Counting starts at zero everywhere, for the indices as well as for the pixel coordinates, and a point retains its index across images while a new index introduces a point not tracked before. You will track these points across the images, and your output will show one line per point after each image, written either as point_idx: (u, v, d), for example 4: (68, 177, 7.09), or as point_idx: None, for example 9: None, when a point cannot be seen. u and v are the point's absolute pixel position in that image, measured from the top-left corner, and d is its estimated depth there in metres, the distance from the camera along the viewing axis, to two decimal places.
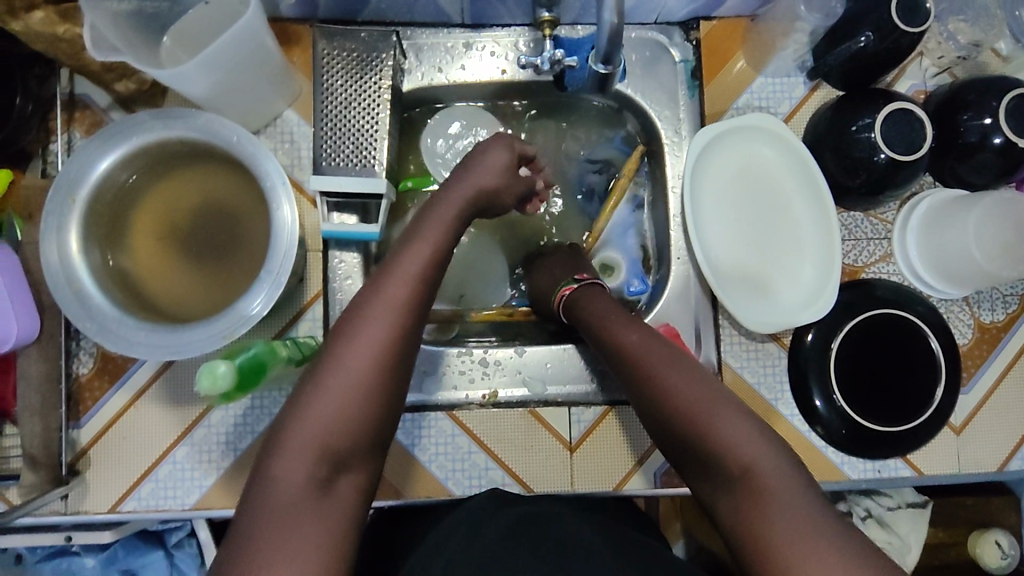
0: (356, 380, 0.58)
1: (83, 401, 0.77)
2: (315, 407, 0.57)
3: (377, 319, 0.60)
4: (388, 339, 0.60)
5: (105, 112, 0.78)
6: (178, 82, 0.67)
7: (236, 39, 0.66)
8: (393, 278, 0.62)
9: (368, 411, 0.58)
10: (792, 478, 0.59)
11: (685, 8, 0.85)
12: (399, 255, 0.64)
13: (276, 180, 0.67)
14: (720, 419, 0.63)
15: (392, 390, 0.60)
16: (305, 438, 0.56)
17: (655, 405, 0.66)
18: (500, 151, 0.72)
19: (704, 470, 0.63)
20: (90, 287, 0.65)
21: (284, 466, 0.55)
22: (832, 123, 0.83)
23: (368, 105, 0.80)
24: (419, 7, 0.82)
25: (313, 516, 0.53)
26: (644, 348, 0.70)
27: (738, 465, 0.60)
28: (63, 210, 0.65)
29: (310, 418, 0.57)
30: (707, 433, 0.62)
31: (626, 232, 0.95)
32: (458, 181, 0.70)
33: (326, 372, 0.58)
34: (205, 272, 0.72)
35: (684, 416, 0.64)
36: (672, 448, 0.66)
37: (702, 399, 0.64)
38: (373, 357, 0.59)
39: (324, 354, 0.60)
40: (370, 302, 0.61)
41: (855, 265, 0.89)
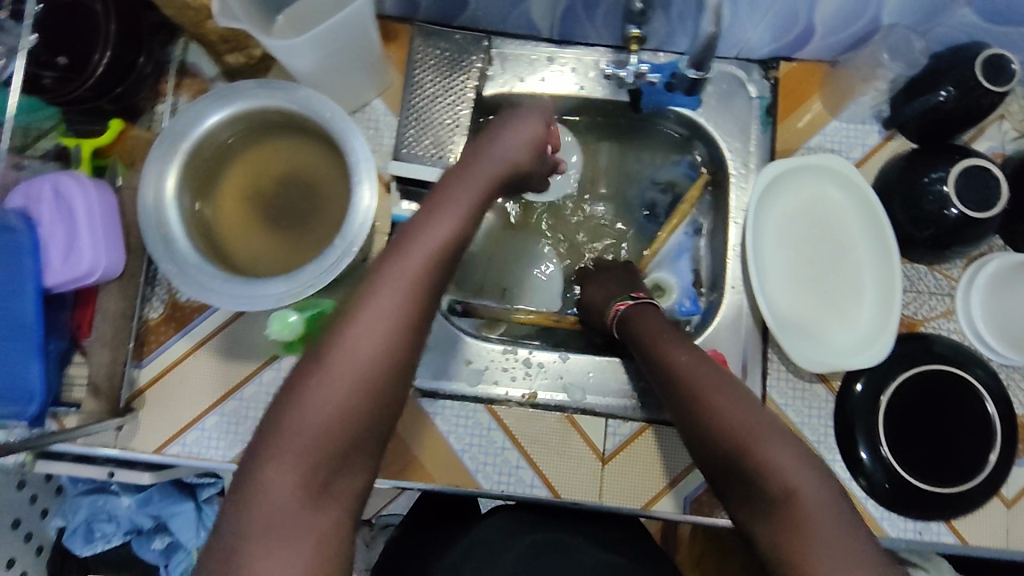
0: (358, 364, 0.53)
1: (148, 343, 0.81)
2: (314, 395, 0.52)
3: (387, 297, 0.54)
4: (397, 319, 0.54)
5: (211, 81, 0.85)
6: (286, 54, 0.72)
7: (343, 22, 0.71)
8: (409, 253, 0.56)
9: (373, 403, 0.53)
10: (837, 507, 0.57)
11: (767, 47, 0.88)
12: (414, 227, 0.58)
13: (360, 157, 0.71)
14: (764, 441, 0.60)
15: (397, 376, 0.54)
16: (301, 428, 0.51)
17: (698, 426, 0.64)
18: (531, 129, 0.70)
19: (744, 493, 0.60)
20: (176, 232, 0.70)
21: (274, 468, 0.50)
22: (904, 173, 0.83)
23: (451, 102, 0.86)
24: (511, 18, 0.87)
25: (305, 517, 0.50)
26: (692, 369, 0.67)
27: (780, 489, 0.57)
28: (164, 159, 0.70)
29: (306, 409, 0.51)
30: (750, 454, 0.59)
31: (682, 257, 0.96)
32: (487, 154, 0.66)
33: (331, 351, 0.53)
34: (282, 234, 0.76)
35: (728, 439, 0.61)
36: (710, 469, 0.63)
37: (748, 421, 0.61)
38: (380, 340, 0.53)
39: (326, 332, 0.54)
40: (381, 279, 0.55)
41: (915, 317, 0.87)
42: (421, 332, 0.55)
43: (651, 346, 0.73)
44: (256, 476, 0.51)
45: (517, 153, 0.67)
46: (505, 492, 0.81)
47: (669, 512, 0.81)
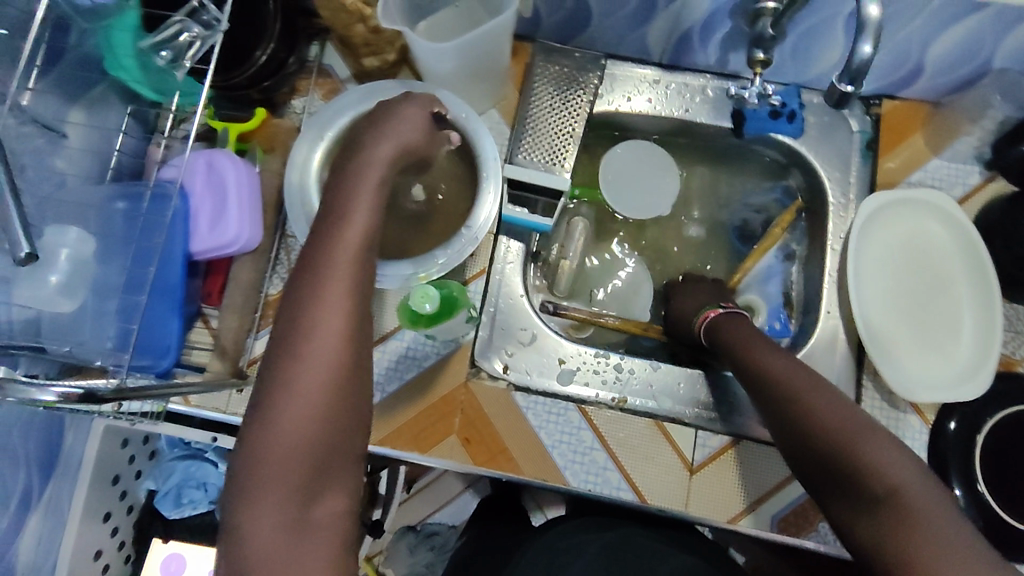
0: (312, 386, 0.52)
1: (265, 317, 0.86)
2: (273, 431, 0.51)
3: (320, 309, 0.54)
4: (334, 326, 0.53)
5: (343, 82, 0.92)
6: (432, 58, 0.79)
7: (488, 35, 0.78)
8: (334, 265, 0.56)
9: (330, 415, 0.52)
10: (945, 505, 0.53)
11: (874, 83, 0.91)
12: (326, 238, 0.57)
13: (489, 156, 0.78)
14: (867, 441, 0.57)
15: (353, 381, 0.54)
16: (275, 455, 0.50)
17: (794, 425, 0.62)
18: (417, 108, 0.67)
19: (856, 498, 0.56)
20: (316, 210, 0.75)
21: (253, 511, 0.49)
22: (1006, 214, 0.85)
23: (567, 115, 0.90)
24: (627, 41, 0.92)
25: (304, 536, 0.49)
26: (787, 372, 0.66)
27: (881, 485, 0.55)
28: (312, 143, 0.77)
29: (274, 436, 0.51)
30: (850, 454, 0.57)
31: (773, 280, 0.98)
32: (380, 137, 0.64)
33: (278, 386, 0.52)
34: (400, 225, 0.80)
35: (833, 440, 0.58)
36: (813, 474, 0.61)
37: (852, 423, 0.59)
38: (322, 359, 0.53)
39: (266, 368, 0.53)
40: (307, 296, 0.54)
41: (1012, 356, 0.86)
42: (360, 332, 0.55)
43: (743, 351, 0.72)
44: (239, 520, 0.50)
45: (408, 130, 0.65)
46: (593, 491, 0.82)
47: (755, 526, 0.81)
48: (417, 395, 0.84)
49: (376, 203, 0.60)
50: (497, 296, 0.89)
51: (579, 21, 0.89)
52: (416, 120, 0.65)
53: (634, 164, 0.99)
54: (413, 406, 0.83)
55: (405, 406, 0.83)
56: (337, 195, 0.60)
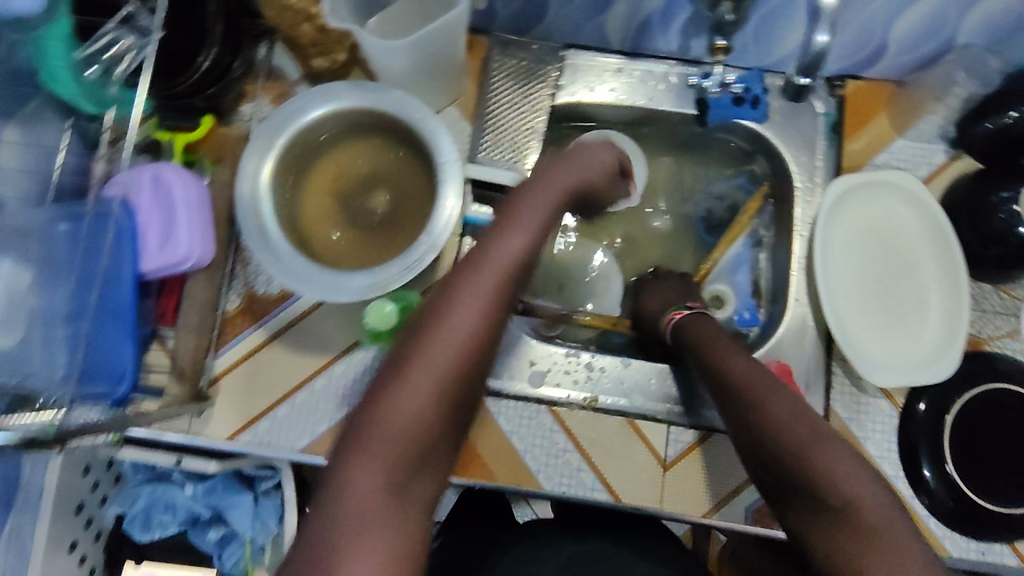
0: (445, 365, 0.60)
1: (225, 333, 0.84)
2: (402, 399, 0.58)
3: (461, 315, 0.61)
4: (468, 333, 0.61)
5: (293, 85, 0.89)
6: (381, 55, 0.75)
7: (440, 31, 0.75)
8: (486, 267, 0.63)
9: (444, 409, 0.60)
10: (898, 523, 0.57)
11: (835, 64, 0.89)
12: (482, 252, 0.65)
13: (448, 156, 0.74)
14: (824, 453, 0.60)
15: (462, 384, 0.61)
16: (388, 433, 0.57)
17: (757, 431, 0.64)
18: (602, 151, 0.78)
19: (805, 502, 0.60)
20: (269, 221, 0.72)
21: (364, 466, 0.56)
22: (971, 193, 0.85)
23: (528, 109, 0.88)
24: (585, 30, 0.89)
25: (376, 526, 0.53)
26: (751, 375, 0.68)
27: (841, 497, 0.58)
28: (261, 152, 0.73)
29: (391, 416, 0.58)
30: (811, 465, 0.60)
31: (742, 268, 0.97)
32: (547, 177, 0.72)
33: (415, 362, 0.59)
34: (364, 234, 0.79)
35: (790, 449, 0.61)
36: (763, 476, 0.64)
37: (810, 433, 0.62)
38: (459, 346, 0.60)
39: (410, 336, 0.62)
40: (454, 302, 0.61)
41: (979, 335, 0.87)
42: (489, 346, 0.63)
43: (707, 353, 0.74)
44: (347, 471, 0.56)
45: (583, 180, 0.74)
46: (568, 493, 0.82)
47: (731, 517, 0.81)
48: None
49: (533, 236, 0.66)
50: None
51: (535, 11, 0.86)
52: (593, 168, 0.76)
53: None
54: None
55: None
56: (506, 216, 0.68)
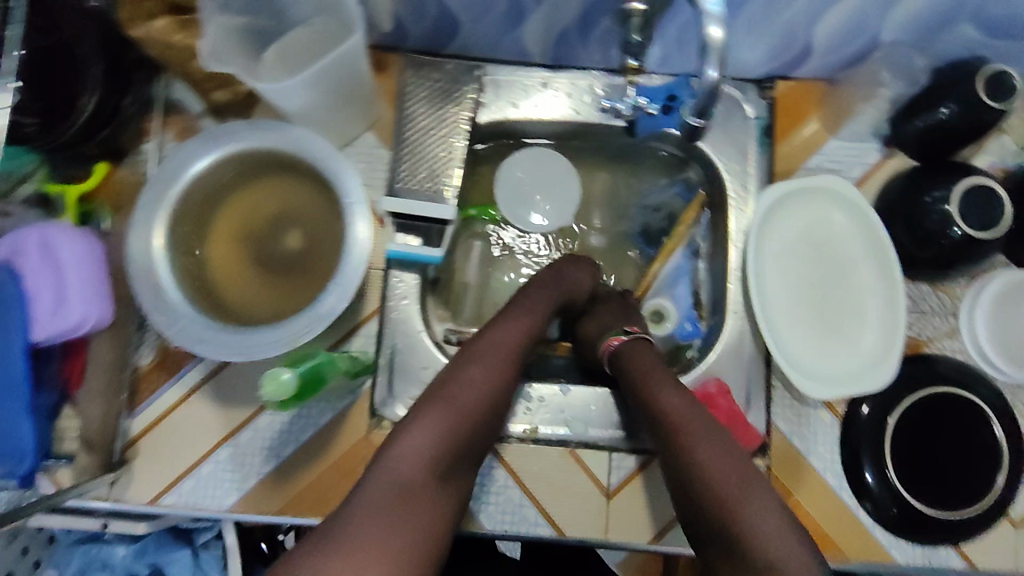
0: (480, 386, 0.72)
1: (140, 391, 0.79)
2: (441, 412, 0.69)
3: (488, 361, 0.74)
4: (491, 378, 0.73)
5: (197, 119, 0.82)
6: (275, 95, 0.69)
7: (335, 62, 0.70)
8: (517, 313, 0.80)
9: (458, 439, 0.69)
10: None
11: (763, 67, 0.86)
12: (507, 317, 0.79)
13: (354, 197, 0.70)
14: (748, 510, 0.61)
15: (476, 422, 0.71)
16: (410, 455, 0.65)
17: (688, 482, 0.65)
18: (585, 267, 0.89)
19: (725, 551, 0.61)
20: (167, 281, 0.68)
21: (410, 442, 0.66)
22: (905, 192, 0.82)
23: (445, 134, 0.81)
24: (502, 45, 0.85)
25: (394, 527, 0.60)
26: (686, 419, 0.69)
27: (762, 560, 0.58)
28: (154, 207, 0.69)
29: (415, 440, 0.66)
30: (736, 524, 0.61)
31: (682, 282, 0.94)
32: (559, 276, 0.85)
33: (450, 386, 0.72)
34: (275, 282, 0.74)
35: (716, 502, 0.63)
36: (691, 520, 0.65)
37: (740, 487, 0.63)
38: (488, 378, 0.73)
39: (449, 367, 0.74)
40: (482, 351, 0.75)
41: (919, 338, 0.86)
42: (506, 392, 0.75)
43: (641, 390, 0.73)
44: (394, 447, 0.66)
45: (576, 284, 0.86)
46: (511, 531, 0.80)
47: (676, 542, 0.80)
48: (316, 455, 0.79)
49: (536, 310, 0.81)
50: (394, 335, 0.83)
51: (446, 29, 0.81)
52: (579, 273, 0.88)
53: (530, 171, 0.93)
54: (311, 469, 0.79)
55: (304, 467, 0.79)
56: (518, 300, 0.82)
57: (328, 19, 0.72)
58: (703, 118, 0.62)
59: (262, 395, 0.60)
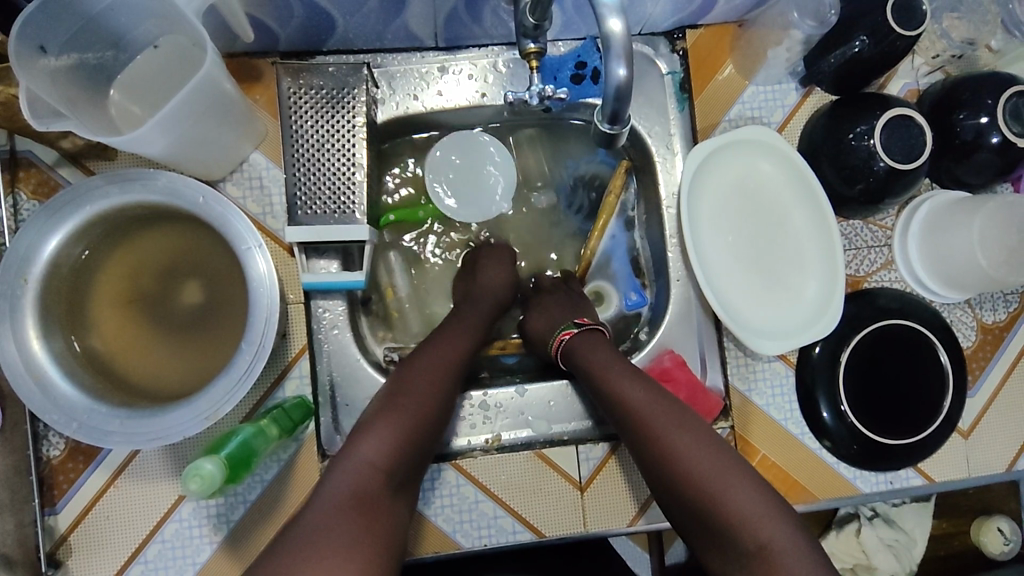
0: (428, 399, 0.69)
1: (57, 484, 0.71)
2: (388, 432, 0.65)
3: (429, 376, 0.71)
4: (432, 396, 0.69)
5: (53, 169, 0.71)
6: (134, 144, 0.61)
7: (193, 94, 0.61)
8: (451, 322, 0.78)
9: (402, 459, 0.65)
10: (808, 556, 0.60)
11: (669, 19, 0.81)
12: (437, 334, 0.76)
13: (250, 240, 0.63)
14: (729, 490, 0.63)
15: (421, 446, 0.67)
16: (349, 487, 0.60)
17: (664, 471, 0.66)
18: (503, 257, 0.85)
19: (701, 525, 0.64)
20: (53, 375, 0.60)
21: (360, 464, 0.62)
22: (828, 132, 0.80)
23: (342, 145, 0.74)
24: (388, 34, 0.77)
25: (349, 558, 0.55)
26: (651, 409, 0.69)
27: (753, 541, 0.61)
28: (14, 293, 0.60)
29: (355, 471, 0.62)
30: (720, 507, 0.63)
31: (619, 254, 0.91)
32: (481, 278, 0.83)
33: (395, 405, 0.67)
34: (181, 344, 0.67)
35: (689, 484, 0.65)
36: (667, 501, 0.67)
37: (711, 467, 0.65)
38: (434, 390, 0.70)
39: (389, 388, 0.70)
40: (418, 372, 0.71)
41: (858, 274, 0.87)
42: (451, 404, 0.72)
43: (599, 384, 0.73)
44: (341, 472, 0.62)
45: (501, 279, 0.83)
46: (489, 544, 0.78)
47: (656, 518, 0.79)
48: (268, 516, 0.73)
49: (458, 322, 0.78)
50: (331, 368, 0.77)
51: (321, 25, 0.73)
52: (507, 265, 0.84)
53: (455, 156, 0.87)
54: (266, 528, 0.73)
55: (258, 529, 0.73)
56: (449, 319, 0.79)
57: (177, 38, 0.64)
58: (617, 125, 0.58)
59: (186, 493, 0.57)
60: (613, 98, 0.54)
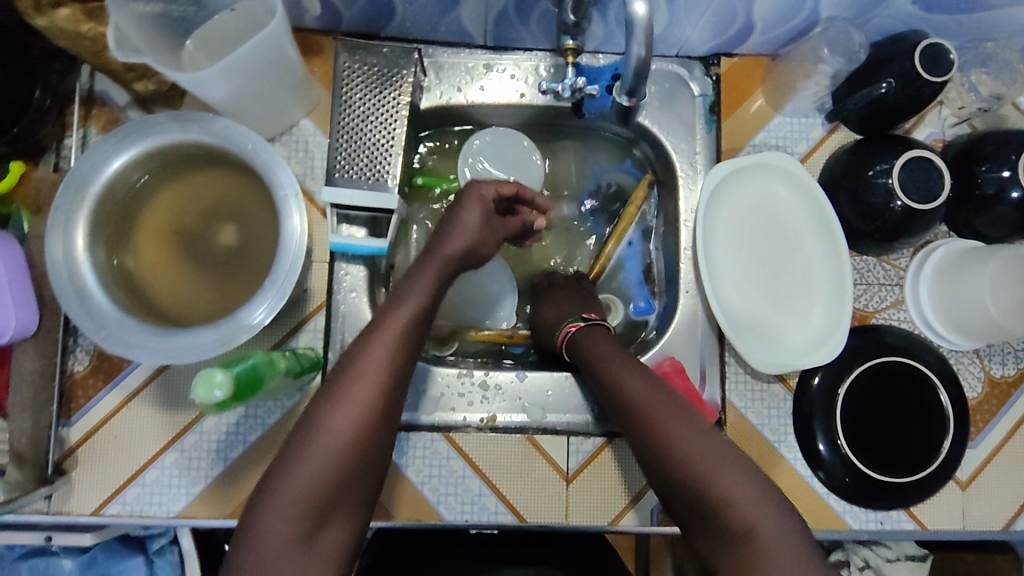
0: (371, 390, 0.62)
1: (76, 398, 0.76)
2: (329, 434, 0.60)
3: (375, 363, 0.63)
4: (377, 387, 0.62)
5: (122, 110, 0.78)
6: (198, 87, 0.67)
7: (259, 50, 0.67)
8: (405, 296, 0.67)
9: (359, 450, 0.61)
10: (793, 540, 0.61)
11: (706, 44, 0.86)
12: (392, 304, 0.67)
13: (289, 189, 0.68)
14: (719, 474, 0.64)
15: (374, 438, 0.62)
16: (286, 507, 0.58)
17: (655, 456, 0.68)
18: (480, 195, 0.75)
19: (691, 505, 0.65)
20: (92, 286, 0.65)
21: (297, 475, 0.59)
22: (848, 168, 0.83)
23: (385, 120, 0.79)
24: (442, 26, 0.83)
25: None
26: (647, 396, 0.71)
27: (740, 522, 0.62)
28: (72, 206, 0.66)
29: (298, 478, 0.59)
30: (709, 488, 0.64)
31: (632, 261, 0.94)
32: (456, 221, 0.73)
33: (334, 405, 0.61)
34: (209, 279, 0.72)
35: (681, 468, 0.65)
36: (661, 485, 0.68)
37: (700, 449, 0.66)
38: (381, 381, 0.63)
39: (336, 369, 0.64)
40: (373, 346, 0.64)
41: (866, 309, 0.88)
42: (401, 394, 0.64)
43: (600, 371, 0.75)
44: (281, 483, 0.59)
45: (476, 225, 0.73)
46: (470, 521, 0.79)
47: (638, 521, 0.80)
48: (263, 458, 0.76)
49: (424, 285, 0.69)
50: (344, 329, 0.80)
51: (382, 11, 0.79)
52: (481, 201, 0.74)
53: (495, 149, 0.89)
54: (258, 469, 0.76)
55: (253, 469, 0.76)
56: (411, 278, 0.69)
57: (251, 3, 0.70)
58: (633, 98, 0.69)
59: (194, 398, 0.60)
60: (631, 74, 0.63)
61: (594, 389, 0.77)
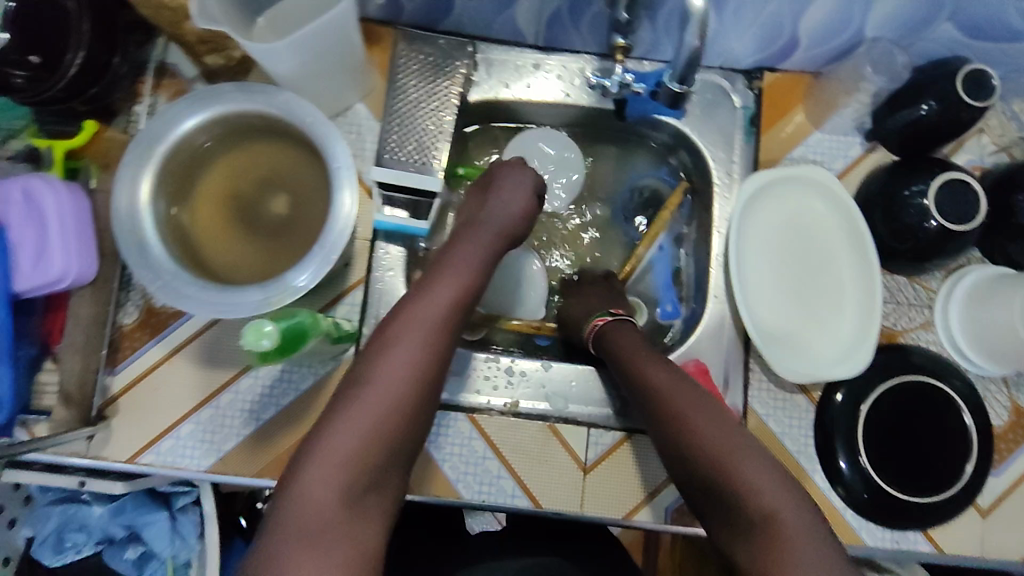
0: (413, 354, 0.63)
1: (122, 349, 0.79)
2: (372, 395, 0.61)
3: (418, 328, 0.65)
4: (421, 350, 0.64)
5: (190, 83, 0.83)
6: (268, 58, 0.71)
7: (329, 28, 0.71)
8: (446, 270, 0.69)
9: (400, 411, 0.62)
10: (814, 532, 0.61)
11: (751, 57, 0.88)
12: (433, 276, 0.69)
13: (342, 162, 0.71)
14: (740, 465, 0.65)
15: (416, 403, 0.63)
16: (326, 463, 0.58)
17: (679, 448, 0.69)
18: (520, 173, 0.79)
19: (713, 496, 0.66)
20: (151, 239, 0.69)
21: (339, 434, 0.59)
22: (884, 187, 0.84)
23: (435, 107, 0.83)
24: (497, 24, 0.86)
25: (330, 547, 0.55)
26: (671, 389, 0.72)
27: (758, 511, 0.62)
28: (141, 161, 0.70)
29: (340, 437, 0.59)
30: (731, 478, 0.64)
31: (662, 265, 0.96)
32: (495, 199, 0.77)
33: (377, 368, 0.62)
34: (259, 243, 0.76)
35: (704, 460, 0.66)
36: (685, 480, 0.69)
37: (722, 442, 0.67)
38: (423, 346, 0.64)
39: (377, 335, 0.65)
40: (409, 317, 0.65)
41: (894, 328, 0.88)
42: (443, 360, 0.66)
43: (627, 365, 0.76)
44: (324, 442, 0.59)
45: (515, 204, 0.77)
46: (487, 501, 0.80)
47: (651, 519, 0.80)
48: (293, 421, 0.79)
49: (465, 262, 0.70)
50: (378, 306, 0.83)
51: (441, 5, 0.83)
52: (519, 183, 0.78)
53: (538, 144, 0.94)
54: (287, 432, 0.79)
55: (282, 431, 0.79)
56: (446, 255, 0.71)
57: None
58: (684, 85, 0.70)
59: (242, 346, 0.63)
60: (684, 64, 0.65)
61: (620, 383, 0.78)
